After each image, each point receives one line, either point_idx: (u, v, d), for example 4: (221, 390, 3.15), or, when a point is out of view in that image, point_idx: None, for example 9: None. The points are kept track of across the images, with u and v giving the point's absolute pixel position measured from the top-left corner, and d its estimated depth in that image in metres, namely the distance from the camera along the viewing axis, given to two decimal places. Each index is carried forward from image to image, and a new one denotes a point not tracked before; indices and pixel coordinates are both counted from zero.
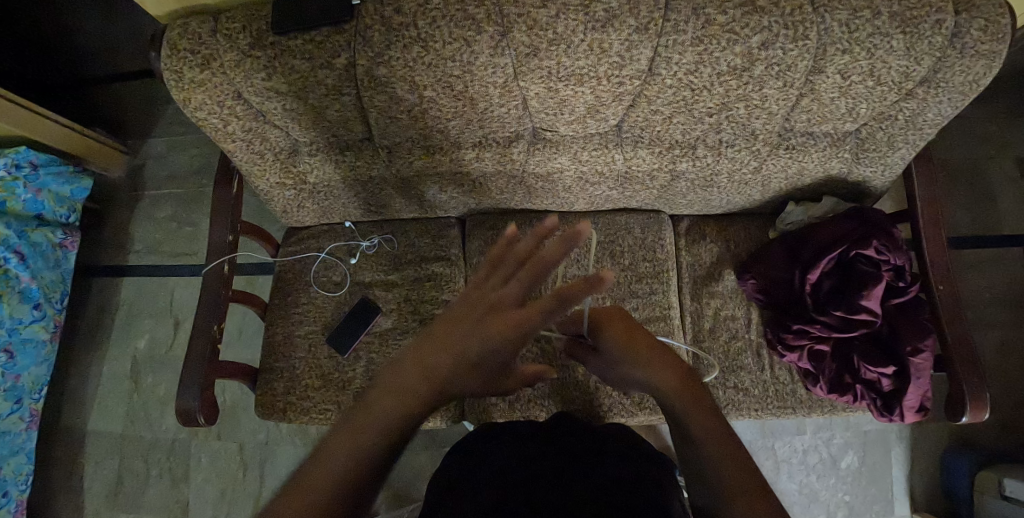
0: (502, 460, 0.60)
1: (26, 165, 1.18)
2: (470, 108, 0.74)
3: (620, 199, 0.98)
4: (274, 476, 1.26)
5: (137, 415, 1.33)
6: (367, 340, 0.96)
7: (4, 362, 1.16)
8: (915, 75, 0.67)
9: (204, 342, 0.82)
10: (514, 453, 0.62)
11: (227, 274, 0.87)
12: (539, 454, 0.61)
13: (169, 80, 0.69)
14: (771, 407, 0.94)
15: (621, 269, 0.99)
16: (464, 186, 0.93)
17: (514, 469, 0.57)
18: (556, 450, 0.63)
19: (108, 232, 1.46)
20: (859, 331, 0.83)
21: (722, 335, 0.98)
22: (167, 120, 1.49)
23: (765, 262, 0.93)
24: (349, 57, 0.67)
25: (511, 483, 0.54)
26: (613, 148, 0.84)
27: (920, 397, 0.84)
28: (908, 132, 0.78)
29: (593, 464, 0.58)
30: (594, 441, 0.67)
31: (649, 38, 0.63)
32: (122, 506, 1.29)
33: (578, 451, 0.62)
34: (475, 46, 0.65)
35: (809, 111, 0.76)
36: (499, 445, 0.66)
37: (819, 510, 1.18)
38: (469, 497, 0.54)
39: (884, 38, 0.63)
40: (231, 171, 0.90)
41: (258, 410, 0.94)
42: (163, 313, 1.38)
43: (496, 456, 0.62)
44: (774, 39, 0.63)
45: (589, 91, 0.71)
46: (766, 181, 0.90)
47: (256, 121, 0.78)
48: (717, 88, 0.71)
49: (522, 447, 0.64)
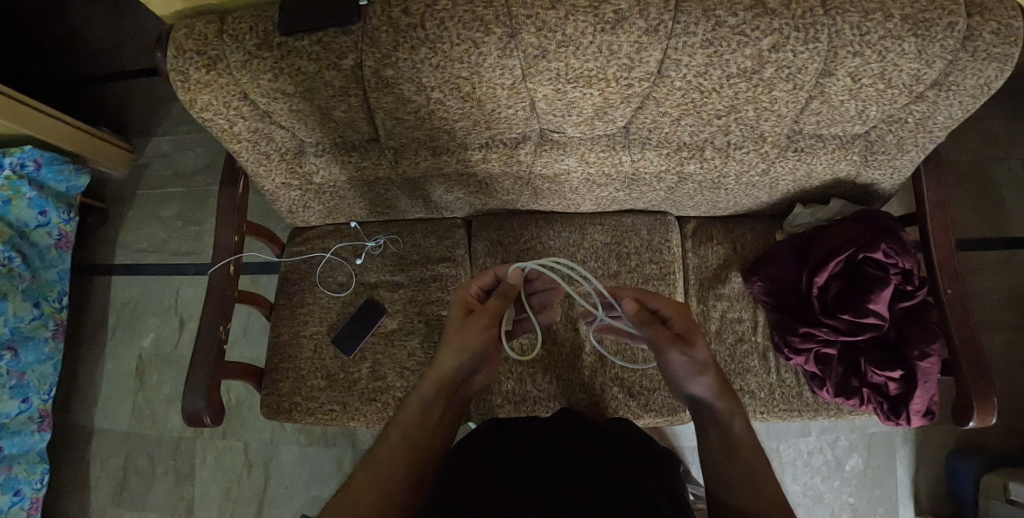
0: (508, 455, 0.60)
1: (31, 165, 1.18)
2: (477, 109, 0.74)
3: (627, 200, 0.98)
4: (279, 475, 1.27)
5: (142, 413, 1.33)
6: (373, 341, 0.96)
7: (11, 359, 1.16)
8: (926, 78, 0.66)
9: (211, 342, 0.82)
10: (520, 448, 0.62)
11: (233, 274, 0.87)
12: (546, 449, 0.61)
13: (176, 81, 0.69)
14: (777, 410, 0.94)
15: (628, 271, 0.98)
16: (470, 187, 0.93)
17: (521, 463, 0.57)
18: (563, 444, 0.62)
19: (113, 230, 1.46)
20: (867, 335, 0.83)
21: (729, 337, 0.97)
22: (170, 118, 1.49)
23: (772, 265, 0.92)
24: (356, 57, 0.67)
25: (514, 478, 0.54)
26: (620, 149, 0.83)
27: (927, 402, 0.84)
28: (918, 135, 0.77)
29: (601, 461, 0.58)
30: (601, 437, 0.66)
31: (659, 40, 0.63)
32: (127, 504, 1.29)
33: (586, 447, 0.62)
34: (483, 48, 0.64)
35: (818, 114, 0.75)
36: (505, 439, 0.65)
37: (823, 512, 1.18)
38: (474, 487, 0.53)
39: (896, 40, 0.62)
40: (238, 171, 0.90)
41: (264, 409, 0.94)
42: (168, 311, 1.38)
43: (501, 451, 0.62)
44: (785, 42, 0.63)
45: (597, 93, 0.70)
46: (774, 183, 0.90)
47: (262, 121, 0.78)
48: (726, 90, 0.70)
49: (528, 442, 0.63)
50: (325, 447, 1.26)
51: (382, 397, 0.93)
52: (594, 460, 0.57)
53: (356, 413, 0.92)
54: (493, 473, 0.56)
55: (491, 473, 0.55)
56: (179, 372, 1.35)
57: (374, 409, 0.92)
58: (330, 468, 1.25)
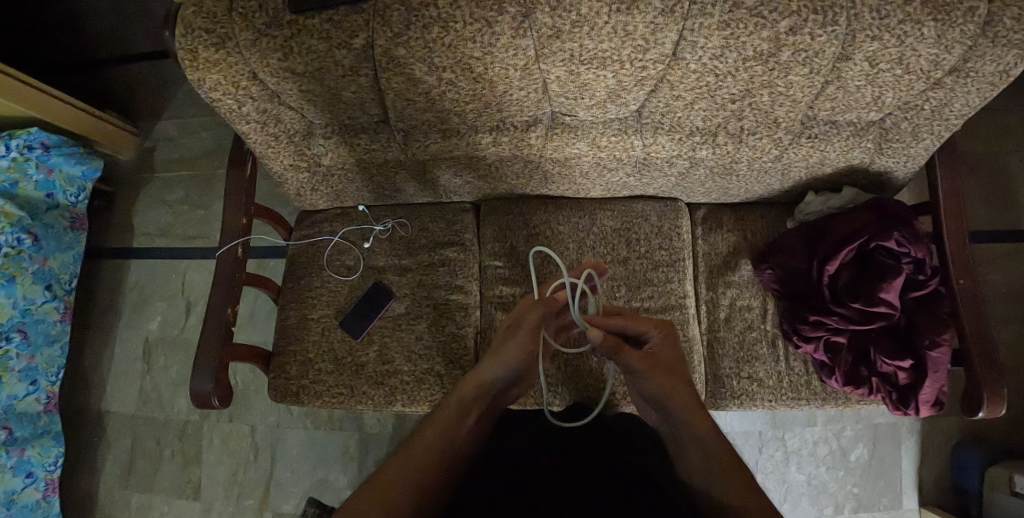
0: (514, 458, 0.59)
1: (37, 147, 1.18)
2: (488, 91, 0.73)
3: (637, 186, 0.97)
4: (286, 458, 1.27)
5: (149, 396, 1.34)
6: (380, 326, 0.96)
7: (20, 342, 1.17)
8: (945, 64, 0.65)
9: (219, 323, 0.82)
10: (540, 453, 0.60)
11: (241, 256, 0.86)
12: (552, 451, 0.60)
13: (184, 60, 0.68)
14: (784, 398, 0.94)
15: (637, 257, 0.98)
16: (478, 171, 0.92)
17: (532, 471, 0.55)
18: (579, 449, 0.60)
19: (119, 214, 1.46)
20: (878, 324, 0.82)
21: (737, 324, 0.97)
22: (176, 101, 1.48)
23: (784, 253, 0.91)
24: (367, 37, 0.66)
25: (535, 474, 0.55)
26: (632, 134, 0.82)
27: (937, 391, 0.83)
28: (933, 123, 0.76)
29: (610, 461, 0.57)
30: (601, 433, 0.66)
31: (675, 21, 0.62)
32: (134, 485, 1.30)
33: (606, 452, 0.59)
34: (496, 27, 0.63)
35: (834, 100, 0.74)
36: (508, 438, 0.64)
37: (827, 501, 1.18)
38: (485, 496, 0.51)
39: (915, 24, 0.60)
40: (245, 153, 0.89)
41: (272, 392, 0.95)
42: (175, 295, 1.39)
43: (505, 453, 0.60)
44: (803, 24, 0.62)
45: (611, 75, 0.69)
46: (785, 169, 0.89)
47: (270, 102, 0.77)
48: (742, 73, 0.69)
49: (531, 446, 0.61)
50: (331, 432, 1.26)
51: (389, 381, 0.93)
52: (602, 463, 0.56)
53: (363, 396, 0.92)
54: (503, 482, 0.54)
55: (502, 483, 0.53)
56: (187, 355, 1.35)
57: (382, 393, 0.92)
58: (336, 452, 1.25)
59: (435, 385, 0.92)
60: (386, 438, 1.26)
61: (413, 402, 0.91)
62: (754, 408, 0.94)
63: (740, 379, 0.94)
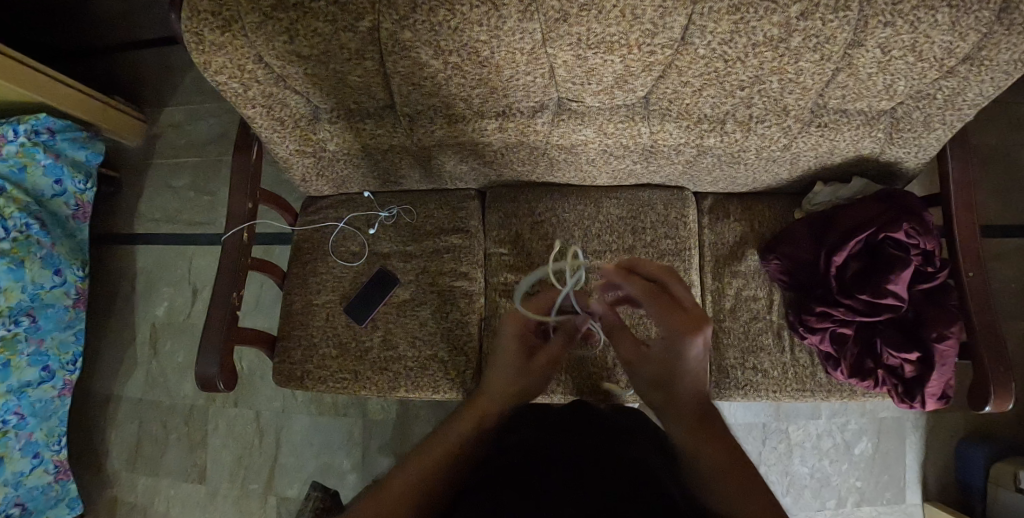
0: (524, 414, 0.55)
1: (43, 131, 1.20)
2: (494, 75, 0.72)
3: (643, 174, 0.96)
4: (291, 444, 1.28)
5: (155, 381, 1.35)
6: (384, 312, 0.96)
7: (28, 326, 1.17)
8: (959, 51, 0.64)
9: (223, 306, 0.83)
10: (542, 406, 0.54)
11: (246, 241, 0.87)
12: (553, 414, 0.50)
13: (190, 43, 0.68)
14: (790, 389, 0.93)
15: (643, 246, 0.97)
16: (484, 158, 0.92)
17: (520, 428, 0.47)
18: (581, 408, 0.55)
19: (126, 200, 1.47)
20: (884, 315, 0.82)
21: (743, 315, 0.97)
22: (183, 88, 1.48)
23: (790, 243, 0.91)
24: (373, 19, 0.65)
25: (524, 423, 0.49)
26: (639, 121, 0.82)
27: (943, 384, 0.83)
28: (945, 113, 0.75)
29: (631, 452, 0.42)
30: (628, 453, 0.40)
31: (683, 5, 0.61)
32: (141, 468, 1.32)
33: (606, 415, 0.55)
34: (503, 10, 0.62)
35: (844, 87, 0.73)
36: (495, 466, 0.42)
37: (829, 494, 1.18)
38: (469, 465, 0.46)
39: (929, 11, 0.59)
40: (251, 139, 0.89)
41: (277, 376, 0.95)
42: (180, 281, 1.39)
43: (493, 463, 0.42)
44: (814, 9, 0.61)
45: (619, 60, 0.69)
46: (794, 159, 0.88)
47: (276, 87, 0.77)
48: (751, 59, 0.68)
49: (528, 479, 0.36)
50: (335, 418, 1.27)
51: (393, 366, 0.93)
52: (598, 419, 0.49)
53: (368, 381, 0.93)
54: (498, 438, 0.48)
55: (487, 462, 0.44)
56: (192, 341, 1.36)
57: (386, 379, 0.92)
58: (341, 437, 1.26)
59: (439, 372, 0.92)
60: (389, 426, 1.26)
61: (416, 387, 0.92)
62: (758, 399, 0.93)
63: (745, 369, 0.94)
